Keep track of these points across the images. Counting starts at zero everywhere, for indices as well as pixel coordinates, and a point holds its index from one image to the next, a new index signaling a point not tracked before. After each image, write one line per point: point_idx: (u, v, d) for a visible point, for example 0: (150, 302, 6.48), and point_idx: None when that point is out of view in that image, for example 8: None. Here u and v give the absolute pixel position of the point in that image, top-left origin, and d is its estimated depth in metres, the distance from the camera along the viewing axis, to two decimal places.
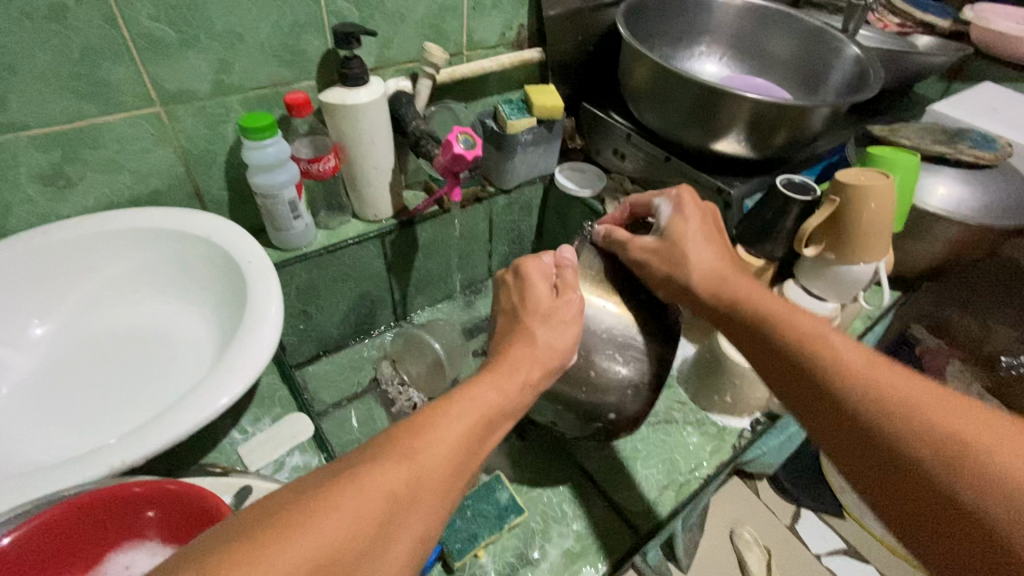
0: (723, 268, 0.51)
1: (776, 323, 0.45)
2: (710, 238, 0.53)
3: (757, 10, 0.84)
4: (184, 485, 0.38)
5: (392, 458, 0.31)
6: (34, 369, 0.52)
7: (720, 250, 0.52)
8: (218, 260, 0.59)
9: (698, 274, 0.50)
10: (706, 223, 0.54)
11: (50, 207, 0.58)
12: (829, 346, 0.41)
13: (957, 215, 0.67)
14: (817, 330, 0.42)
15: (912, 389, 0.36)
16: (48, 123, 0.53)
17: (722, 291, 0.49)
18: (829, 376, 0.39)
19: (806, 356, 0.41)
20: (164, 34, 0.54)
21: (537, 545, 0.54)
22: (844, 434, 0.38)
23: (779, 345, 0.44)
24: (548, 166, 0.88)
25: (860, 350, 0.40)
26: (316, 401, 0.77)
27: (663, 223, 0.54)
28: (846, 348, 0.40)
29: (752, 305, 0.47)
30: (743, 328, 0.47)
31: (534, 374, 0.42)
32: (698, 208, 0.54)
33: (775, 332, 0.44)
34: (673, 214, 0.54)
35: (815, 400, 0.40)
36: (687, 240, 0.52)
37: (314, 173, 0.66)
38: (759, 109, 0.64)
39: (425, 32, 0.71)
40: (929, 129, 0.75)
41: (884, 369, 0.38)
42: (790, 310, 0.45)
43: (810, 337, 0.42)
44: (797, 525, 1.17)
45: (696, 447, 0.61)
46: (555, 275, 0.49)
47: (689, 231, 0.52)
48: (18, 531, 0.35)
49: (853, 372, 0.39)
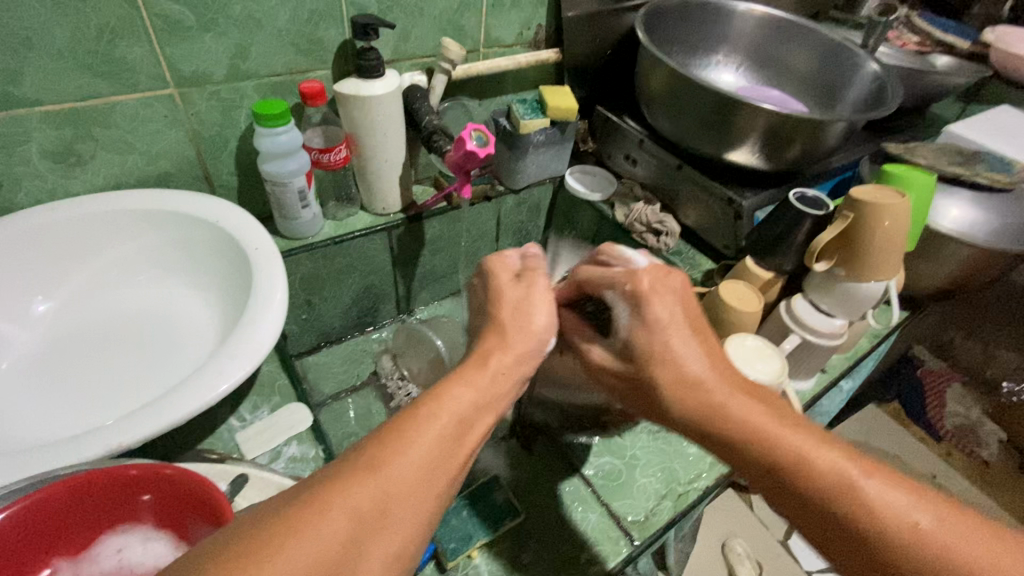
0: (711, 377, 0.41)
1: (785, 459, 0.36)
2: (689, 335, 0.43)
3: (776, 22, 0.84)
4: (184, 470, 0.38)
5: (358, 475, 0.30)
6: (34, 348, 0.52)
7: (702, 351, 0.42)
8: (223, 247, 0.59)
9: (683, 397, 0.41)
10: (679, 320, 0.43)
11: (60, 184, 0.58)
12: (871, 507, 0.34)
13: (970, 236, 0.67)
14: (845, 477, 0.35)
15: (972, 550, 0.32)
16: (61, 99, 0.53)
17: (708, 410, 0.40)
18: (875, 541, 0.33)
19: (846, 519, 0.34)
20: (182, 16, 0.54)
21: (530, 549, 0.52)
22: None
23: (798, 495, 0.36)
24: (559, 168, 0.87)
25: (904, 499, 0.34)
26: (315, 392, 0.76)
27: (623, 328, 0.44)
28: (870, 489, 0.34)
29: (746, 429, 0.38)
30: (736, 456, 0.39)
31: (509, 360, 0.41)
32: (663, 301, 0.44)
33: (778, 467, 0.36)
34: (634, 320, 0.44)
35: (856, 559, 0.34)
36: (656, 357, 0.42)
37: (325, 164, 0.66)
38: (775, 122, 0.64)
39: (442, 27, 0.71)
40: (946, 149, 0.75)
41: (938, 525, 0.33)
42: (793, 434, 0.37)
43: (842, 492, 0.34)
44: (790, 540, 1.17)
45: (696, 458, 0.61)
46: (520, 266, 0.49)
47: (660, 342, 0.42)
48: (10, 510, 0.34)
49: (915, 544, 0.32)
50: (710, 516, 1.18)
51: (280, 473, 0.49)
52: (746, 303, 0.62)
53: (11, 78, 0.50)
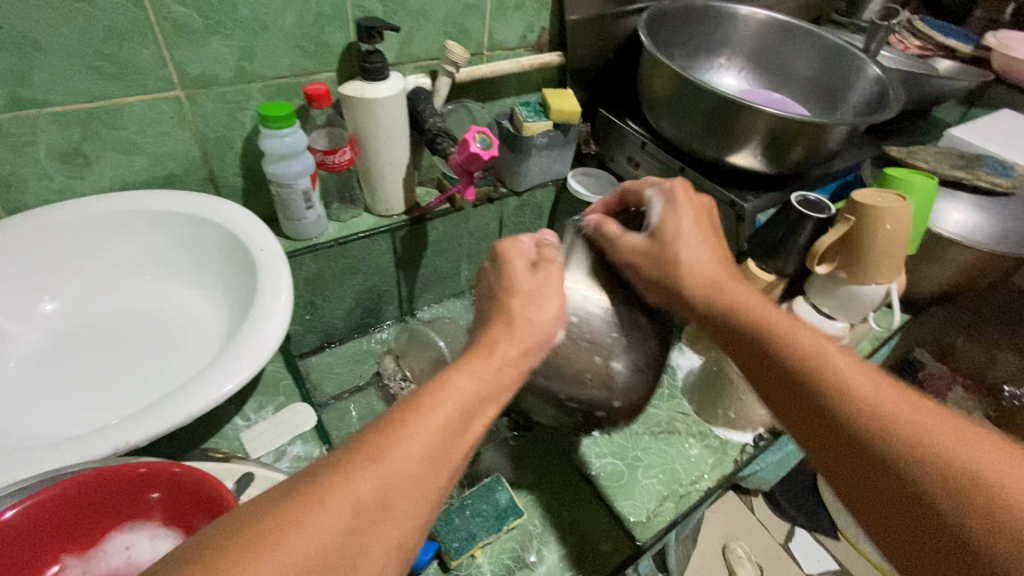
0: (717, 269, 0.49)
1: (768, 331, 0.44)
2: (708, 239, 0.50)
3: (778, 26, 0.84)
4: (191, 468, 0.38)
5: (361, 465, 0.30)
6: (40, 346, 0.52)
7: (716, 255, 0.50)
8: (228, 248, 0.59)
9: (691, 278, 0.48)
10: (703, 225, 0.50)
11: (67, 184, 0.58)
12: (835, 370, 0.40)
13: (971, 239, 0.67)
14: (817, 347, 0.41)
15: (920, 416, 0.36)
16: (69, 101, 0.53)
17: (716, 298, 0.47)
18: (832, 399, 0.39)
19: (811, 380, 0.40)
20: (189, 18, 0.54)
21: (533, 548, 0.54)
22: (843, 451, 0.38)
23: (776, 361, 0.42)
24: (562, 170, 0.87)
25: (868, 374, 0.39)
26: (317, 392, 0.77)
27: (654, 218, 0.50)
28: (871, 388, 0.38)
29: (764, 327, 0.44)
30: (750, 352, 0.44)
31: (514, 351, 0.42)
32: (691, 204, 0.51)
33: (789, 357, 0.42)
34: (665, 210, 0.50)
35: (816, 419, 0.40)
36: (679, 242, 0.49)
37: (329, 165, 0.67)
38: (777, 125, 0.64)
39: (446, 30, 0.72)
40: (948, 153, 0.76)
41: (894, 395, 0.38)
42: (814, 338, 0.42)
43: (812, 356, 0.41)
44: (791, 543, 1.17)
45: (697, 459, 0.61)
46: (535, 253, 0.48)
47: (684, 231, 0.49)
48: (21, 506, 0.35)
49: (868, 406, 0.37)
50: (710, 518, 1.18)
51: (284, 472, 0.49)
52: None
53: (21, 79, 0.50)
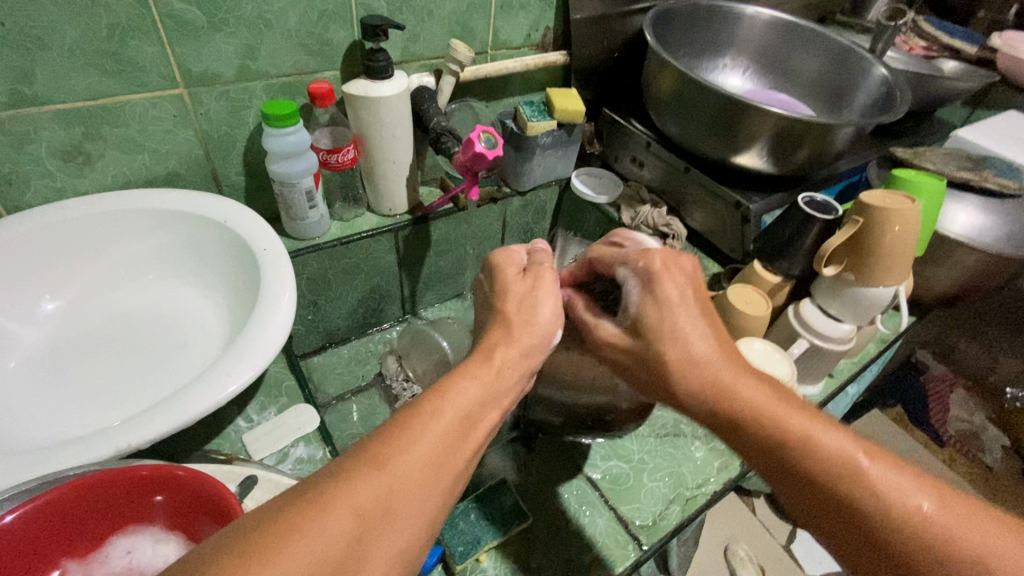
0: (718, 359, 0.40)
1: (792, 441, 0.36)
2: (699, 317, 0.42)
3: (785, 25, 0.83)
4: (195, 471, 0.38)
5: (362, 473, 0.30)
6: (41, 346, 0.52)
7: (711, 333, 0.42)
8: (231, 246, 0.59)
9: (690, 379, 0.40)
10: (691, 302, 0.43)
11: (68, 183, 0.58)
12: (880, 490, 0.33)
13: (980, 242, 0.67)
14: (854, 461, 0.34)
15: (979, 537, 0.31)
16: (71, 98, 0.53)
17: (726, 403, 0.39)
18: (885, 528, 0.33)
19: (855, 503, 0.33)
20: (192, 16, 0.54)
21: (538, 552, 0.52)
22: None
23: (808, 480, 0.35)
24: (566, 170, 0.87)
25: (912, 484, 0.33)
26: (320, 392, 0.76)
27: (632, 305, 0.44)
28: (944, 516, 0.32)
29: (796, 442, 0.36)
30: (780, 472, 0.36)
31: (512, 354, 0.41)
32: (675, 282, 0.43)
33: (835, 488, 0.34)
34: (643, 298, 0.43)
35: (862, 544, 0.33)
36: (665, 335, 0.41)
37: (333, 165, 0.66)
38: (784, 126, 0.64)
39: (451, 29, 0.71)
40: (954, 155, 0.75)
41: (948, 510, 0.32)
42: (856, 452, 0.35)
43: (848, 474, 0.34)
44: (793, 545, 1.16)
45: (703, 462, 0.61)
46: (526, 261, 0.49)
47: (671, 321, 0.42)
48: (19, 511, 0.34)
49: (922, 528, 0.32)
50: (712, 520, 1.18)
51: (288, 474, 0.48)
52: (754, 307, 0.62)
53: (22, 77, 0.50)
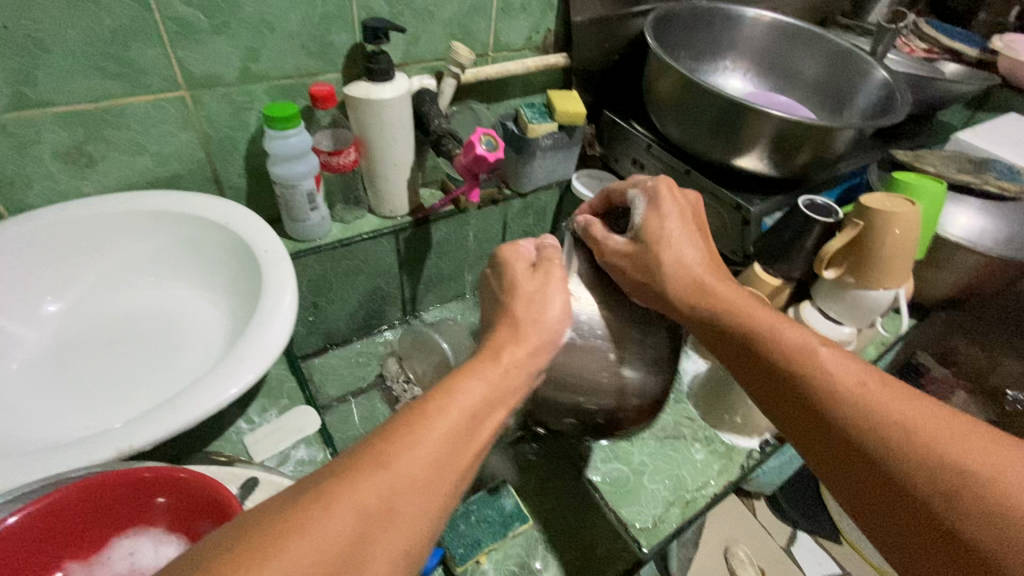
0: (704, 268, 0.48)
1: (754, 326, 0.44)
2: (695, 235, 0.50)
3: (785, 28, 0.84)
4: (197, 473, 0.38)
5: (366, 469, 0.30)
6: (43, 347, 0.52)
7: (703, 251, 0.50)
8: (233, 248, 0.59)
9: (676, 279, 0.48)
10: (689, 222, 0.50)
11: (70, 185, 0.58)
12: (820, 362, 0.40)
13: (980, 244, 0.67)
14: (803, 342, 0.41)
15: (909, 408, 0.36)
16: (74, 101, 0.53)
17: (706, 303, 0.47)
18: (820, 393, 0.39)
19: (796, 371, 0.40)
20: (194, 18, 0.54)
21: (537, 556, 0.54)
22: (834, 445, 0.38)
23: (764, 358, 0.43)
24: (566, 172, 0.87)
25: (854, 366, 0.39)
26: (321, 394, 0.76)
27: (637, 219, 0.51)
28: (877, 391, 0.38)
29: (759, 330, 0.44)
30: (744, 355, 0.44)
31: (520, 354, 0.41)
32: (677, 204, 0.51)
33: (787, 362, 0.41)
34: (649, 212, 0.50)
35: (806, 412, 0.40)
36: (662, 245, 0.49)
37: (334, 167, 0.67)
38: (784, 128, 0.64)
39: (452, 31, 0.71)
40: (955, 157, 0.75)
41: (885, 389, 0.37)
42: (812, 340, 0.41)
43: (796, 353, 0.41)
44: (793, 547, 1.17)
45: (703, 465, 0.61)
46: (535, 255, 0.49)
47: (670, 232, 0.49)
48: (22, 512, 0.34)
49: (852, 394, 0.38)
50: (712, 521, 1.18)
51: (288, 476, 0.48)
52: None
53: (25, 79, 0.50)
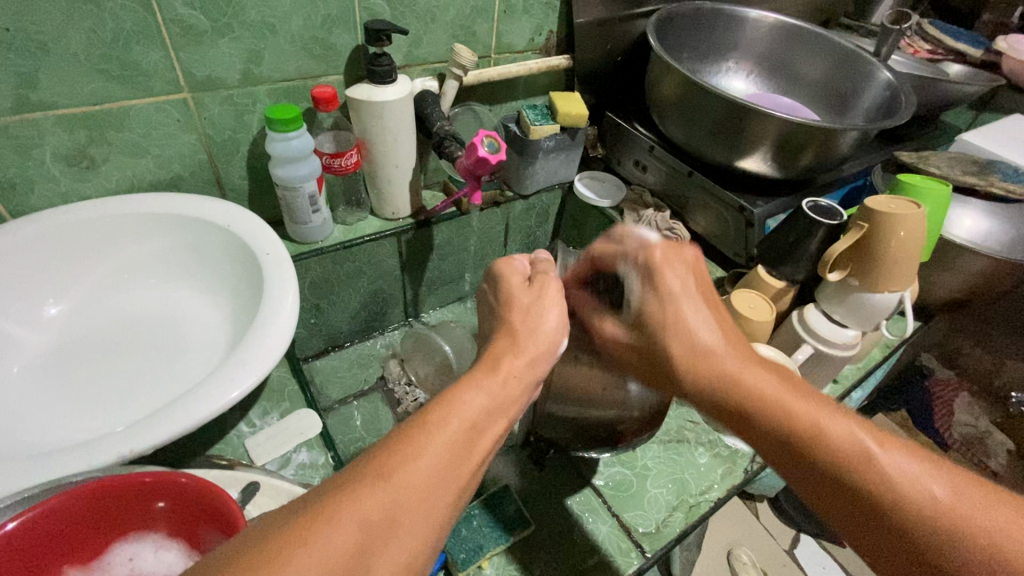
0: (725, 349, 0.40)
1: (799, 430, 0.36)
2: (704, 308, 0.42)
3: (788, 29, 0.83)
4: (197, 478, 0.38)
5: (366, 483, 0.30)
6: (45, 350, 0.52)
7: (713, 318, 0.42)
8: (235, 252, 0.59)
9: (697, 372, 0.40)
10: (695, 295, 0.42)
11: (72, 187, 0.58)
12: (890, 478, 0.33)
13: (986, 246, 0.66)
14: (863, 449, 0.34)
15: (998, 524, 0.31)
16: (76, 103, 0.53)
17: (731, 392, 0.38)
18: (895, 516, 0.33)
19: (862, 488, 0.34)
20: (197, 21, 0.54)
21: (541, 559, 0.52)
22: (915, 572, 0.32)
23: (815, 469, 0.35)
24: (568, 174, 0.87)
25: (928, 474, 0.33)
26: (322, 396, 0.76)
27: (634, 299, 0.44)
28: (959, 504, 0.32)
29: (803, 430, 0.36)
30: (785, 460, 0.37)
31: (520, 364, 0.41)
32: (679, 276, 0.43)
33: (843, 475, 0.34)
34: (648, 292, 0.43)
35: (875, 532, 0.34)
36: (672, 330, 0.41)
37: (336, 169, 0.66)
38: (788, 130, 0.64)
39: (454, 33, 0.71)
40: (960, 159, 0.75)
41: (968, 499, 0.32)
42: (868, 443, 0.34)
43: (857, 463, 0.34)
44: (796, 550, 1.17)
45: (707, 469, 0.61)
46: (530, 270, 0.49)
47: (674, 314, 0.42)
48: (21, 518, 0.34)
49: (934, 514, 0.32)
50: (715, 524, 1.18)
51: (290, 480, 0.48)
52: (758, 312, 0.62)
53: (27, 82, 0.50)
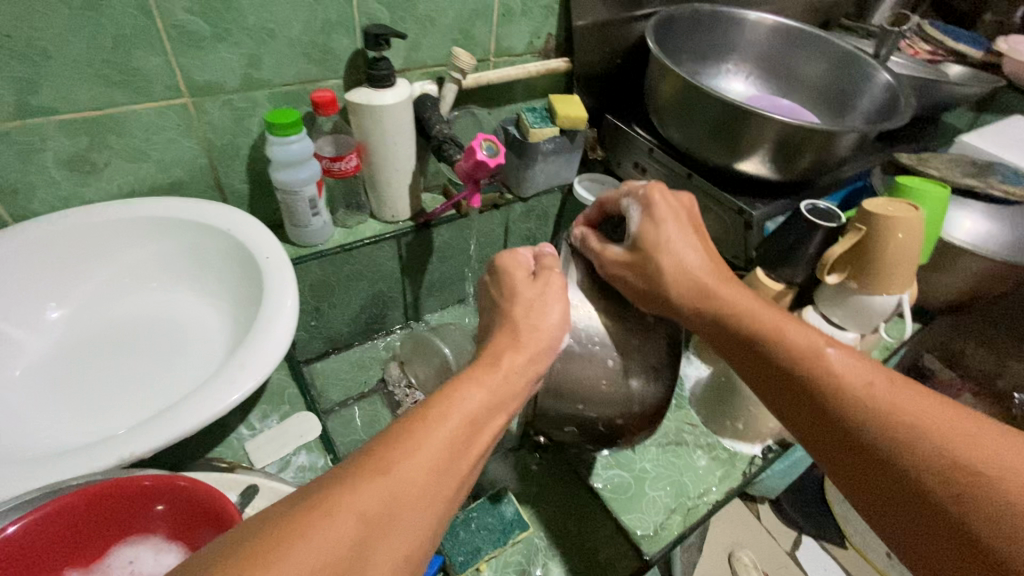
0: (707, 271, 0.48)
1: (761, 329, 0.44)
2: (693, 239, 0.50)
3: (787, 32, 0.84)
4: (196, 482, 0.38)
5: (367, 476, 0.30)
6: (47, 352, 0.53)
7: (702, 250, 0.50)
8: (235, 254, 0.59)
9: (679, 285, 0.47)
10: (684, 222, 0.50)
11: (74, 192, 0.59)
12: (831, 365, 0.40)
13: (985, 248, 0.66)
14: (813, 345, 0.41)
15: (918, 406, 0.36)
16: (77, 109, 0.53)
17: (708, 301, 0.47)
18: (829, 395, 0.39)
19: (806, 373, 0.40)
20: (197, 27, 0.54)
21: (539, 562, 0.53)
22: (843, 442, 0.38)
23: (770, 361, 0.43)
24: (568, 176, 0.87)
25: (865, 367, 0.39)
26: (323, 398, 0.77)
27: (632, 227, 0.50)
28: (884, 388, 0.38)
29: (764, 330, 0.44)
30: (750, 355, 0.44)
31: (520, 360, 0.41)
32: (670, 207, 0.50)
33: (796, 364, 0.41)
34: (644, 218, 0.50)
35: (814, 412, 0.40)
36: (660, 248, 0.48)
37: (336, 172, 0.67)
38: (786, 132, 0.64)
39: (453, 37, 0.71)
40: (959, 160, 0.75)
41: (896, 387, 0.38)
42: (818, 341, 0.41)
43: (806, 354, 0.41)
44: (798, 552, 1.15)
45: (705, 471, 0.61)
46: (534, 264, 0.49)
47: (664, 237, 0.48)
48: (24, 520, 0.34)
49: (861, 395, 0.38)
50: (716, 525, 1.17)
51: (290, 482, 0.49)
52: None
53: (28, 87, 0.50)
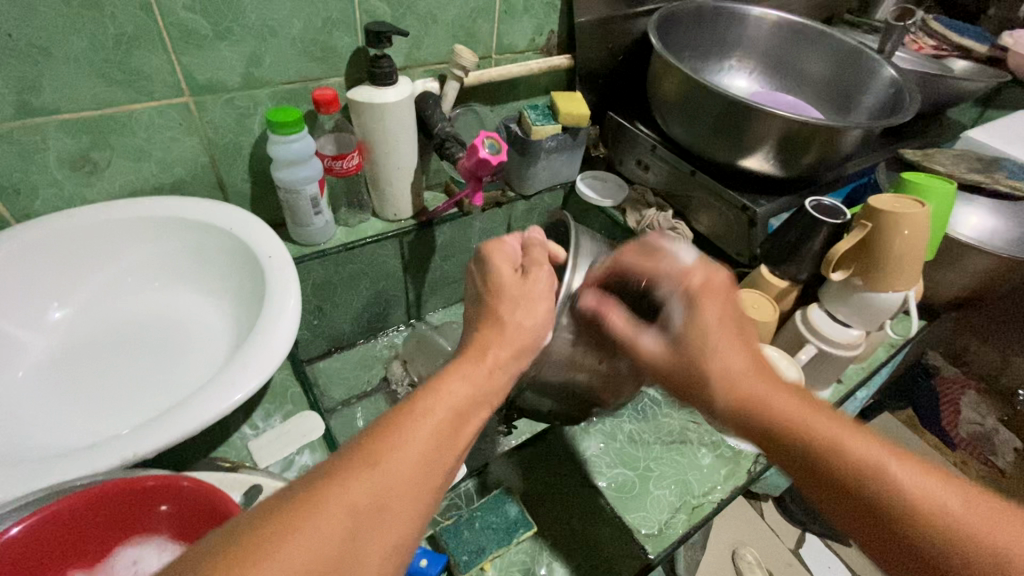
0: (753, 375, 0.42)
1: (815, 441, 0.38)
2: (736, 339, 0.44)
3: (790, 27, 0.83)
4: (199, 482, 0.38)
5: (355, 468, 0.30)
6: (50, 353, 0.52)
7: (744, 349, 0.44)
8: (230, 250, 0.59)
9: (724, 392, 0.42)
10: (727, 319, 0.45)
11: (76, 192, 0.59)
12: (904, 490, 0.34)
13: (991, 245, 0.66)
14: (878, 460, 0.35)
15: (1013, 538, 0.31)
16: (79, 108, 0.53)
17: (756, 408, 0.40)
18: (908, 525, 0.34)
19: (877, 499, 0.35)
20: (198, 25, 0.54)
21: (544, 561, 0.53)
22: None
23: (830, 482, 0.36)
24: (571, 174, 0.87)
25: (943, 486, 0.34)
26: (325, 397, 0.77)
27: (679, 320, 0.45)
28: (968, 514, 0.33)
29: (820, 441, 0.37)
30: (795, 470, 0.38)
31: (505, 356, 0.41)
32: (717, 304, 0.45)
33: (857, 484, 0.35)
34: (689, 312, 0.45)
35: (891, 545, 0.34)
36: (706, 349, 0.43)
37: (337, 171, 0.66)
38: (791, 128, 0.63)
39: (455, 34, 0.71)
40: (965, 156, 0.74)
41: (977, 510, 0.33)
42: (884, 454, 0.36)
43: (872, 475, 0.35)
44: (802, 549, 1.15)
45: (710, 470, 0.60)
46: (521, 257, 0.48)
47: (708, 339, 0.43)
48: (27, 521, 0.34)
49: (946, 528, 0.33)
50: (720, 523, 1.17)
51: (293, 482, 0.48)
52: (761, 313, 0.61)
53: (30, 87, 0.50)
